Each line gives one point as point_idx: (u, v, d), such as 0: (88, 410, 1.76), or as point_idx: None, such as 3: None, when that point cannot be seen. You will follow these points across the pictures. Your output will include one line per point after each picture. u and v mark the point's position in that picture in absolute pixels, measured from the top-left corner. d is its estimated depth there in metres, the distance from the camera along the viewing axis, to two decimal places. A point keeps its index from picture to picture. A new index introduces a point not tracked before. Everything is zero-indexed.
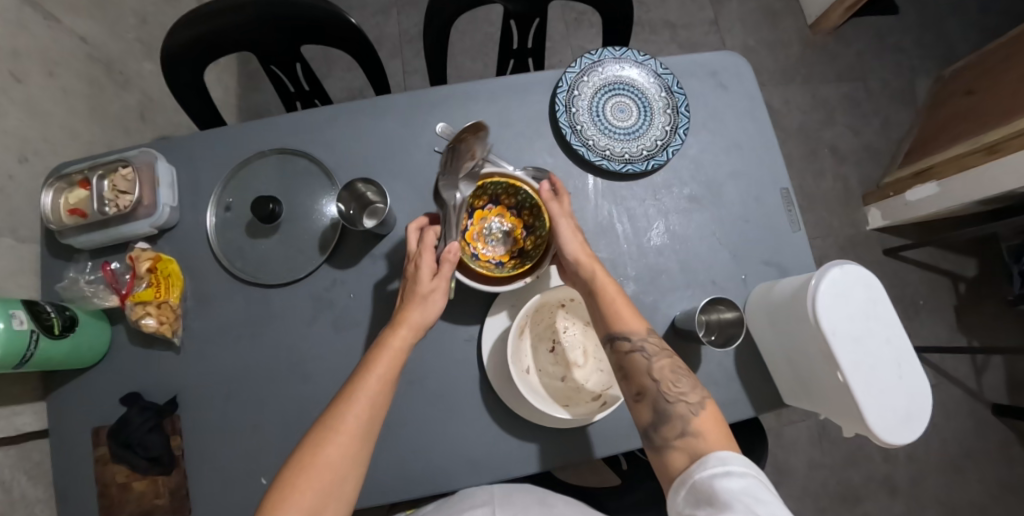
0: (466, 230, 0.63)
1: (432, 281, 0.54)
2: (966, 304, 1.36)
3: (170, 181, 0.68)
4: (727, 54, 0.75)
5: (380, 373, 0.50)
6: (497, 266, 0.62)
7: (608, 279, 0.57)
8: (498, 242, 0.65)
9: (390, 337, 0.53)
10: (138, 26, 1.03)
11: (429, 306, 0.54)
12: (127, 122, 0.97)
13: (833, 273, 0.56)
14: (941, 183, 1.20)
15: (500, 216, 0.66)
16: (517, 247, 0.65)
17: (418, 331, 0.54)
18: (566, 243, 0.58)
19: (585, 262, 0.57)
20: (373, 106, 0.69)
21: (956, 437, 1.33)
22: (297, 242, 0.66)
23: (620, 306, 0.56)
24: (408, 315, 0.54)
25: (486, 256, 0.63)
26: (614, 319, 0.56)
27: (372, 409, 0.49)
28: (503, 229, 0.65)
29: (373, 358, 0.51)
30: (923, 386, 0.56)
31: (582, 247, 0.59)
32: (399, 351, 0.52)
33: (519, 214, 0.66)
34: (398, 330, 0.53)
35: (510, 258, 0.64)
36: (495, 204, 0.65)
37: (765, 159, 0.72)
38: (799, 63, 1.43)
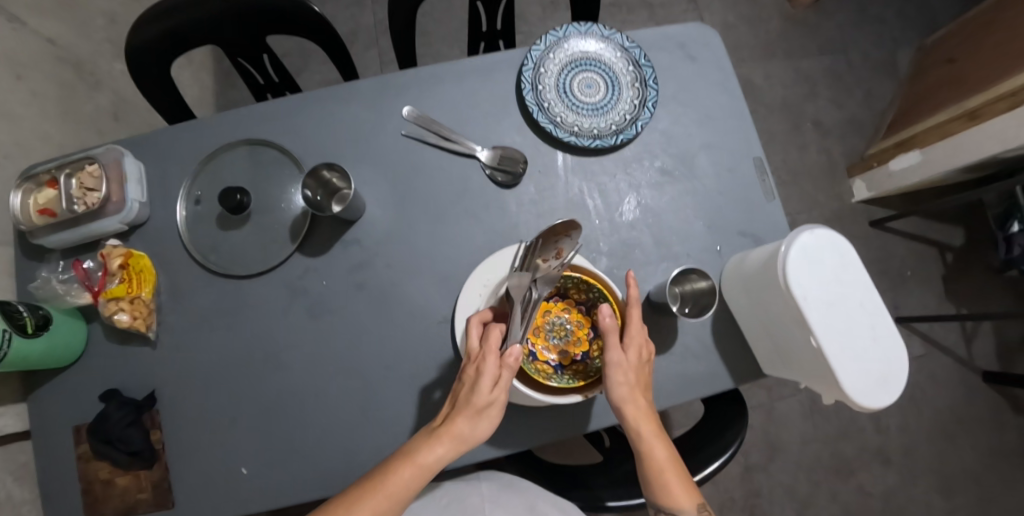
0: None
1: (486, 390, 0.48)
2: (953, 273, 1.37)
3: (138, 176, 0.67)
4: (695, 26, 0.74)
5: (394, 485, 0.47)
6: (555, 370, 0.55)
7: (658, 441, 0.52)
8: (559, 340, 0.57)
9: (423, 451, 0.48)
10: (107, 26, 1.02)
11: (478, 426, 0.49)
12: (99, 123, 0.97)
13: (803, 237, 0.54)
14: (924, 152, 1.19)
15: (566, 310, 0.59)
16: (581, 350, 0.57)
17: (455, 449, 0.48)
18: (613, 387, 0.51)
19: (634, 423, 0.51)
20: (339, 93, 0.68)
21: (948, 406, 1.34)
22: (268, 232, 0.65)
23: (671, 480, 0.51)
24: (452, 428, 0.48)
25: (543, 354, 0.56)
26: (662, 495, 0.52)
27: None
28: (566, 324, 0.58)
29: (398, 465, 0.49)
30: (898, 347, 0.55)
31: (634, 400, 0.52)
32: (428, 467, 0.48)
33: (590, 311, 0.58)
34: (436, 445, 0.48)
35: (571, 362, 0.56)
36: (562, 296, 0.59)
37: (736, 129, 0.71)
38: (779, 37, 1.42)
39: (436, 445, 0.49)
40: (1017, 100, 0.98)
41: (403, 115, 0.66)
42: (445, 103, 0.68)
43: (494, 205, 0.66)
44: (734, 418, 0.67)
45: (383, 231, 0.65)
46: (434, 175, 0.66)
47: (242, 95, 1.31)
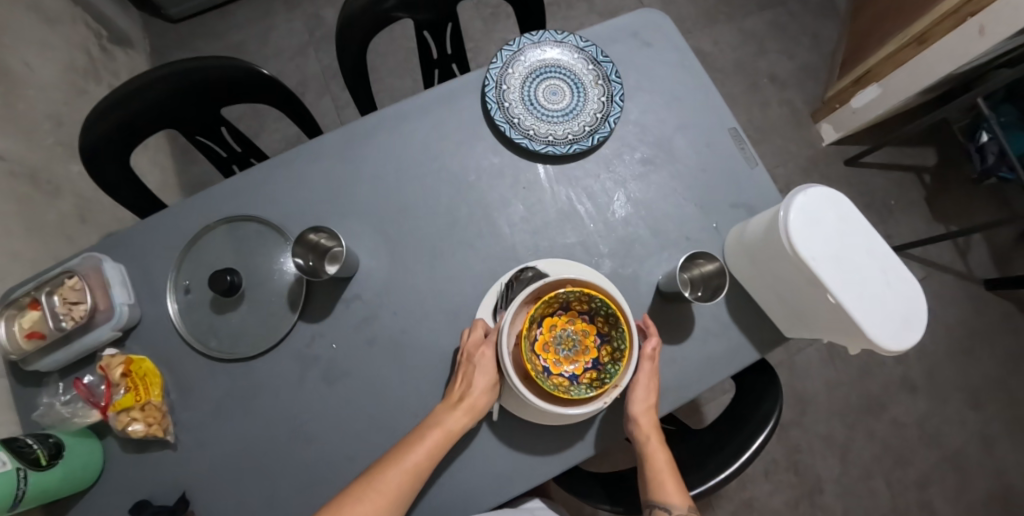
0: (535, 340, 0.55)
1: (490, 381, 0.57)
2: (935, 193, 1.40)
3: (122, 279, 0.65)
4: (642, 12, 0.75)
5: (426, 447, 0.54)
6: (571, 382, 0.55)
7: (662, 445, 0.57)
8: (569, 350, 0.57)
9: (446, 419, 0.55)
10: (54, 128, 0.99)
11: (481, 376, 0.56)
12: (68, 229, 0.95)
13: (797, 200, 0.54)
14: (882, 84, 1.22)
15: (570, 321, 0.58)
16: (591, 357, 0.57)
17: (471, 418, 0.55)
18: (635, 400, 0.57)
19: (646, 432, 0.56)
20: (306, 151, 0.67)
21: (959, 321, 1.38)
22: (266, 305, 0.64)
23: (665, 479, 0.57)
24: (468, 396, 0.56)
25: (557, 368, 0.56)
26: (654, 489, 0.57)
27: (412, 477, 0.53)
28: (573, 335, 0.58)
29: (424, 433, 0.55)
30: (911, 284, 0.55)
31: (648, 412, 0.57)
32: (451, 432, 0.55)
33: (591, 319, 0.58)
34: (456, 413, 0.55)
35: (584, 371, 0.56)
36: (566, 309, 0.57)
37: (705, 104, 0.72)
38: (718, 2, 1.43)
39: (457, 413, 0.55)
40: (961, 16, 1.01)
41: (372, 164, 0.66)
42: (416, 140, 0.67)
43: (487, 232, 0.65)
44: (768, 387, 0.67)
45: (381, 281, 0.64)
46: (420, 213, 0.65)
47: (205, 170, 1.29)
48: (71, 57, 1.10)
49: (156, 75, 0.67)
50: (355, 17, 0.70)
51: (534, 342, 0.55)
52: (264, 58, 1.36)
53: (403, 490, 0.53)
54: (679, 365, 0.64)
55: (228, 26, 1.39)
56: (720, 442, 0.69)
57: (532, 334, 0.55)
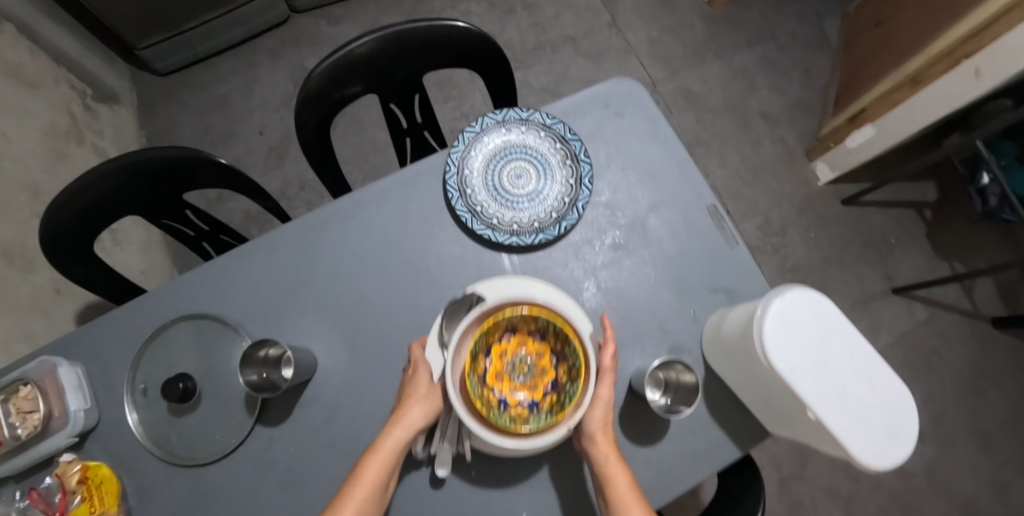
0: (481, 371, 0.47)
1: (430, 393, 0.53)
2: (937, 228, 1.35)
3: (78, 383, 0.63)
4: (614, 80, 0.72)
5: (369, 475, 0.49)
6: (532, 412, 0.46)
7: (622, 466, 0.51)
8: (525, 376, 0.48)
9: (382, 439, 0.51)
10: (32, 199, 0.98)
11: (420, 404, 0.52)
12: (41, 304, 0.94)
13: (774, 306, 0.50)
14: (877, 124, 1.18)
15: (522, 345, 0.49)
16: (551, 378, 0.48)
17: (411, 430, 0.51)
18: (591, 416, 0.51)
19: (601, 447, 0.51)
20: (263, 244, 0.65)
21: (965, 362, 1.33)
22: (223, 409, 0.62)
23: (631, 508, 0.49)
24: (406, 411, 0.52)
25: (514, 398, 0.47)
26: None
27: (360, 510, 0.48)
28: (526, 358, 0.49)
29: (365, 457, 0.50)
30: (899, 391, 0.52)
31: (605, 428, 0.52)
32: (392, 449, 0.50)
33: (546, 338, 0.50)
34: (392, 428, 0.51)
35: (544, 395, 0.48)
36: (514, 330, 0.49)
37: (680, 179, 0.69)
38: (706, 39, 1.40)
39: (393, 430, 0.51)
40: (957, 58, 0.98)
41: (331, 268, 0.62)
42: (377, 229, 0.65)
43: None
44: (751, 482, 0.63)
45: (341, 381, 0.62)
46: (380, 308, 0.63)
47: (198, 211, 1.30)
48: (53, 122, 1.10)
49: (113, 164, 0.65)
50: (315, 99, 0.69)
51: (483, 375, 0.47)
52: (248, 111, 1.35)
53: None
54: (655, 465, 0.60)
55: (212, 79, 1.39)
56: None
57: (475, 364, 0.46)
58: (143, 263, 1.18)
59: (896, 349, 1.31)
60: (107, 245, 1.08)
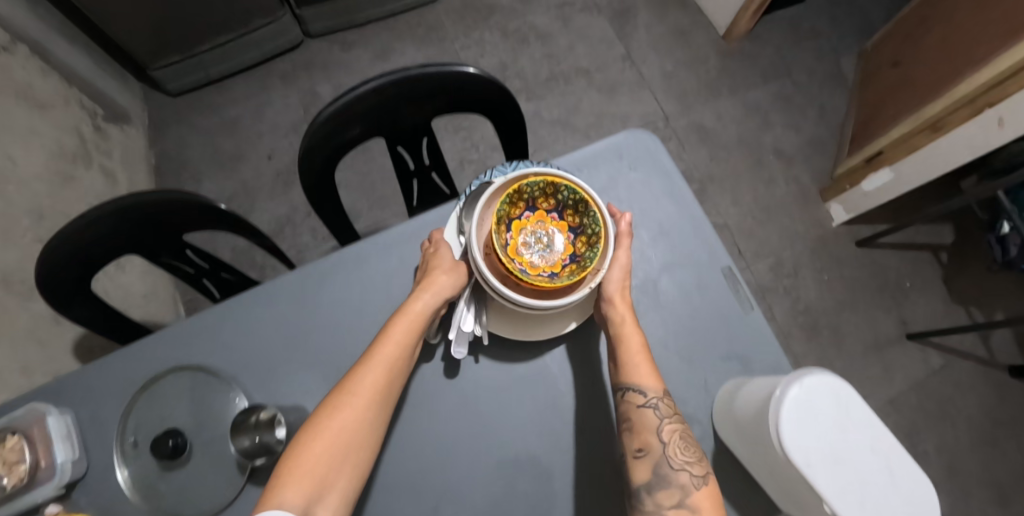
0: (507, 244, 0.56)
1: (454, 264, 0.59)
2: (953, 272, 1.32)
3: (67, 432, 0.61)
4: (630, 134, 0.71)
5: (397, 333, 0.54)
6: (552, 276, 0.56)
7: (636, 330, 0.56)
8: (545, 249, 0.58)
9: (413, 302, 0.56)
10: (35, 224, 0.97)
11: (448, 272, 0.57)
12: (38, 332, 0.92)
13: (791, 393, 0.48)
14: (894, 169, 1.16)
15: (541, 221, 0.59)
16: (569, 253, 0.58)
17: (437, 296, 0.56)
18: (609, 277, 0.58)
19: (619, 308, 0.57)
20: (262, 295, 0.64)
21: (981, 412, 1.28)
22: (212, 467, 0.59)
23: (639, 360, 0.55)
24: (434, 279, 0.57)
25: (536, 269, 0.56)
26: (626, 372, 0.55)
27: (393, 364, 0.52)
28: (544, 234, 0.59)
29: (394, 319, 0.55)
30: (925, 490, 0.48)
31: (621, 288, 0.58)
32: (420, 313, 0.56)
33: (562, 217, 0.60)
34: (422, 294, 0.56)
35: (563, 266, 0.57)
36: (533, 208, 0.59)
37: (695, 240, 0.67)
38: (720, 74, 1.38)
39: (422, 294, 0.56)
40: (978, 106, 0.95)
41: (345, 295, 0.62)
42: (381, 283, 0.64)
43: (450, 390, 0.60)
44: None
45: None
46: None
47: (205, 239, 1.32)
48: (61, 144, 1.09)
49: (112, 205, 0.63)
50: (320, 145, 0.67)
51: (507, 243, 0.56)
52: (257, 134, 1.35)
53: (382, 383, 0.51)
54: None
55: (223, 101, 1.39)
56: None
57: (502, 237, 0.55)
58: (145, 286, 1.17)
59: (910, 397, 1.27)
60: (111, 271, 1.07)
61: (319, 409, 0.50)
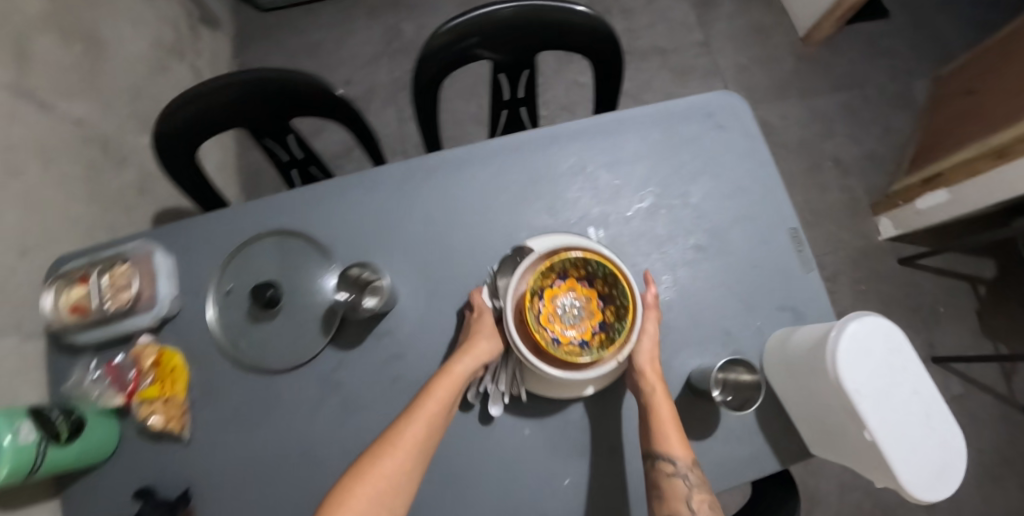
0: (540, 313, 0.56)
1: (493, 329, 0.60)
2: (988, 308, 1.34)
3: (169, 271, 0.66)
4: (720, 96, 0.76)
5: (440, 391, 0.54)
6: (582, 347, 0.56)
7: (666, 401, 0.56)
8: (576, 317, 0.58)
9: (455, 363, 0.56)
10: (132, 101, 1.05)
11: (488, 337, 0.59)
12: (125, 199, 1.00)
13: (851, 328, 0.53)
14: (952, 191, 1.18)
15: (570, 289, 0.59)
16: (597, 320, 0.58)
17: (478, 360, 0.57)
18: (640, 350, 0.58)
19: (649, 379, 0.57)
20: (366, 180, 0.69)
21: (990, 447, 1.30)
22: (298, 324, 0.65)
23: (669, 428, 0.54)
24: (475, 342, 0.58)
25: (566, 338, 0.56)
26: (657, 440, 0.54)
27: (434, 419, 0.52)
28: (576, 302, 0.59)
29: (437, 378, 0.55)
30: (953, 431, 0.54)
31: (653, 362, 0.58)
32: (460, 375, 0.55)
33: (591, 285, 0.60)
34: (464, 356, 0.57)
35: (593, 335, 0.57)
36: (564, 277, 0.59)
37: (768, 200, 0.71)
38: (792, 75, 1.40)
39: (465, 356, 0.57)
40: None
41: (457, 187, 0.68)
42: (477, 189, 0.68)
43: None
44: (787, 499, 0.64)
45: (415, 321, 0.64)
46: (467, 262, 0.66)
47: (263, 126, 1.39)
48: (160, 34, 1.15)
49: (257, 76, 0.70)
50: (437, 54, 0.72)
51: (538, 314, 0.56)
52: (337, 60, 1.40)
53: (426, 433, 0.51)
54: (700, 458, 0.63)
55: (309, 24, 1.44)
56: None
57: (534, 308, 0.55)
58: (221, 179, 1.30)
59: None
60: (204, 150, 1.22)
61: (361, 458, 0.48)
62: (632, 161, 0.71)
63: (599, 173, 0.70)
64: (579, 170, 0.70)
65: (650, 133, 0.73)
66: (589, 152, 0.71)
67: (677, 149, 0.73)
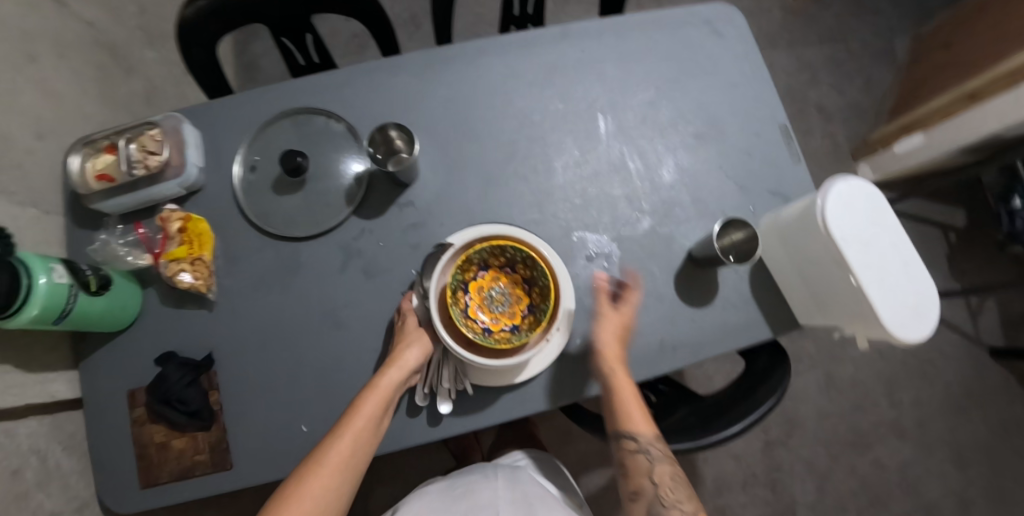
0: (466, 307, 0.57)
1: (417, 333, 0.61)
2: (958, 251, 1.42)
3: (196, 142, 0.68)
4: (720, 4, 0.79)
5: (365, 409, 0.57)
6: (513, 331, 0.58)
7: (631, 385, 0.60)
8: (502, 305, 0.59)
9: (379, 378, 0.58)
10: (138, 14, 1.07)
11: (413, 347, 0.60)
12: (133, 107, 1.01)
13: (837, 185, 0.58)
14: (926, 135, 1.22)
15: (496, 279, 0.60)
16: (525, 304, 0.59)
17: (402, 371, 0.58)
18: (600, 336, 0.61)
19: (610, 363, 0.60)
20: (386, 64, 0.72)
21: (958, 380, 1.38)
22: (323, 195, 0.68)
23: (632, 411, 0.60)
24: (401, 352, 0.59)
25: (497, 325, 0.58)
26: (622, 421, 0.61)
27: (355, 443, 0.56)
28: (502, 290, 0.59)
29: (364, 396, 0.58)
30: (929, 284, 0.58)
31: (614, 345, 0.61)
32: (386, 388, 0.58)
33: (515, 270, 0.60)
34: (387, 369, 0.58)
35: (523, 318, 0.59)
36: (486, 268, 0.60)
37: (762, 98, 0.76)
38: (780, 29, 1.48)
39: (388, 370, 0.58)
40: (1014, 78, 1.00)
41: (473, 73, 0.72)
42: (491, 76, 0.72)
43: (542, 170, 0.70)
44: (777, 364, 0.71)
45: (435, 192, 0.68)
46: (483, 140, 0.70)
47: (265, 48, 1.42)
48: None
49: None
50: None
51: (464, 308, 0.57)
52: None
53: (353, 454, 0.56)
54: (696, 325, 0.68)
55: None
56: (717, 409, 0.73)
57: (460, 301, 0.56)
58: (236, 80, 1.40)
59: (897, 351, 1.38)
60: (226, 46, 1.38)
61: (294, 473, 0.56)
62: (638, 56, 0.75)
63: (608, 66, 0.74)
64: (587, 62, 0.74)
65: (656, 32, 0.76)
66: (599, 46, 0.74)
67: (682, 47, 0.76)
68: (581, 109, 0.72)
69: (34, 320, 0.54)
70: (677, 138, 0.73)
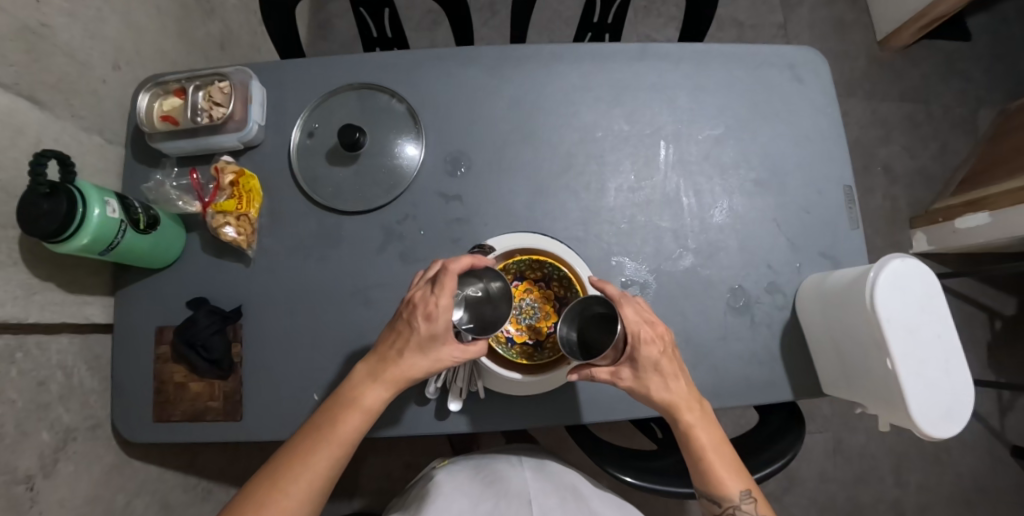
0: None
1: (436, 347, 0.49)
2: (1000, 341, 1.36)
3: (260, 101, 0.70)
4: (807, 50, 0.76)
5: (344, 431, 0.49)
6: (535, 347, 0.59)
7: (707, 427, 0.51)
8: (531, 317, 0.60)
9: (368, 395, 0.50)
10: None
11: (414, 367, 0.49)
12: (208, 49, 1.04)
13: (893, 263, 0.55)
14: (994, 215, 1.15)
15: (528, 291, 0.61)
16: (553, 321, 0.60)
17: (395, 390, 0.50)
18: (658, 389, 0.50)
19: (679, 412, 0.51)
20: (458, 55, 0.71)
21: (971, 474, 1.32)
22: (374, 175, 0.68)
23: (715, 464, 0.51)
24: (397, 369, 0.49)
25: (522, 337, 0.59)
26: (708, 481, 0.51)
27: (334, 459, 0.49)
28: (532, 303, 0.60)
29: (344, 412, 0.50)
30: (967, 382, 0.55)
31: (677, 392, 0.51)
32: (371, 410, 0.50)
33: (549, 286, 0.61)
34: (378, 387, 0.50)
35: (548, 334, 0.59)
36: (521, 279, 0.61)
37: (832, 154, 0.73)
38: (861, 77, 1.42)
39: (379, 388, 0.50)
40: None
41: (542, 80, 0.70)
42: (562, 85, 0.71)
43: (593, 189, 0.69)
44: (791, 428, 0.70)
45: (484, 192, 0.68)
46: (540, 148, 0.69)
47: (342, 10, 1.43)
48: None
49: None
50: None
51: None
52: None
53: (326, 473, 0.48)
54: (717, 375, 0.66)
55: None
56: None
57: None
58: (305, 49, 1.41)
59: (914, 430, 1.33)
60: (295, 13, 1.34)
61: (252, 488, 0.47)
62: (712, 89, 0.72)
63: (679, 95, 0.72)
64: (658, 87, 0.72)
65: (735, 68, 0.73)
66: (674, 73, 0.72)
67: (759, 88, 0.73)
68: (644, 135, 0.70)
69: (84, 248, 0.57)
70: (736, 180, 0.71)
